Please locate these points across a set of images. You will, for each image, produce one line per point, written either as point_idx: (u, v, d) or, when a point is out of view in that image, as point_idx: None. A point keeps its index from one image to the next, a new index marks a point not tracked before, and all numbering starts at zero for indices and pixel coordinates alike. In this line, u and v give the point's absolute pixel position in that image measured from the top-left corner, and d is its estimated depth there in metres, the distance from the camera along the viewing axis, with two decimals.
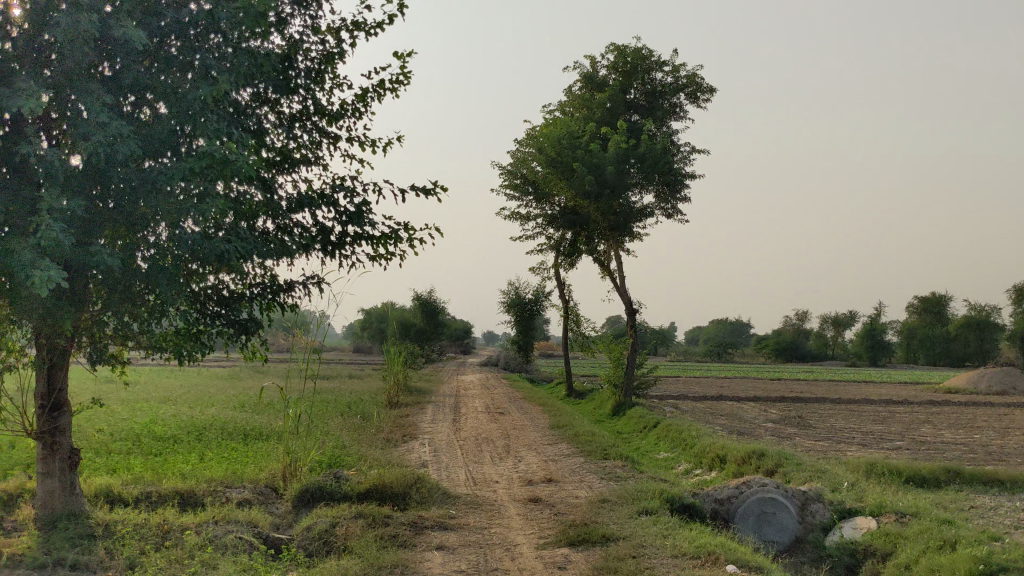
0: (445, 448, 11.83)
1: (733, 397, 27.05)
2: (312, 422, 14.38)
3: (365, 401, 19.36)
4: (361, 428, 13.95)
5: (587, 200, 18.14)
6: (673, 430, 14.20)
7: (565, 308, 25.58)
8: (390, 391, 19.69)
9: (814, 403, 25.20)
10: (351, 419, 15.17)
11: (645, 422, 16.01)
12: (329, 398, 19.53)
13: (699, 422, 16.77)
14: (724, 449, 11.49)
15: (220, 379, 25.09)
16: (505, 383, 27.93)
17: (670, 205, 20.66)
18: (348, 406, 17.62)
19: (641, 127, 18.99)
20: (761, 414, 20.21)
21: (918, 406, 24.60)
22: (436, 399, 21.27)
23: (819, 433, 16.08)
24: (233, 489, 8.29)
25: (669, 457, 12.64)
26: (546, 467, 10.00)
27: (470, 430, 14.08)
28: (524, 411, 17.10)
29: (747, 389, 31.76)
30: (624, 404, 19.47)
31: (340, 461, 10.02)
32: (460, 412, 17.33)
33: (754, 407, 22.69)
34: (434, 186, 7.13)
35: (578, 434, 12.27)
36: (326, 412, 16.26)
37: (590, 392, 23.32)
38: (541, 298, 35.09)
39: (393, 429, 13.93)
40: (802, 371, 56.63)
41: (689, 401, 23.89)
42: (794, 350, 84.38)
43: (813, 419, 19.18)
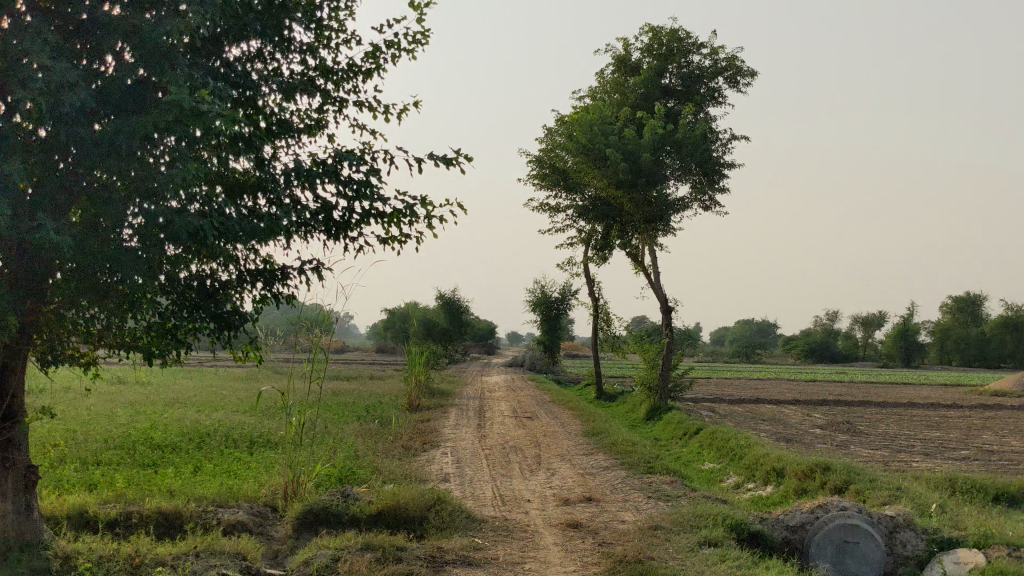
0: (470, 457, 10.73)
1: (771, 399, 25.76)
2: (324, 428, 13.35)
3: (383, 405, 18.31)
4: (378, 435, 12.89)
5: (621, 190, 16.96)
6: (717, 437, 13.02)
7: (594, 306, 24.43)
8: (410, 394, 18.62)
9: (858, 406, 23.90)
10: (367, 425, 14.11)
11: (685, 428, 14.84)
12: (347, 402, 18.51)
13: (743, 428, 15.58)
14: (780, 461, 10.31)
15: (236, 380, 24.17)
16: (531, 384, 26.80)
17: (707, 197, 19.41)
18: (366, 410, 16.57)
19: (678, 113, 17.78)
20: (806, 419, 18.96)
21: (969, 410, 23.20)
22: (459, 402, 20.19)
23: (874, 441, 14.82)
24: (225, 510, 7.20)
25: (715, 469, 11.47)
26: (583, 482, 8.87)
27: (496, 437, 12.99)
28: (554, 416, 15.97)
29: (784, 391, 30.47)
30: (659, 408, 18.29)
31: (350, 474, 8.94)
32: (485, 417, 16.21)
33: (796, 411, 21.42)
34: (457, 154, 6.01)
35: (615, 443, 11.12)
36: (341, 417, 15.22)
37: (621, 395, 22.16)
38: (568, 296, 33.99)
39: (412, 436, 12.87)
40: (835, 372, 55.19)
41: (725, 405, 22.64)
42: (825, 351, 82.73)
43: (863, 425, 17.89)
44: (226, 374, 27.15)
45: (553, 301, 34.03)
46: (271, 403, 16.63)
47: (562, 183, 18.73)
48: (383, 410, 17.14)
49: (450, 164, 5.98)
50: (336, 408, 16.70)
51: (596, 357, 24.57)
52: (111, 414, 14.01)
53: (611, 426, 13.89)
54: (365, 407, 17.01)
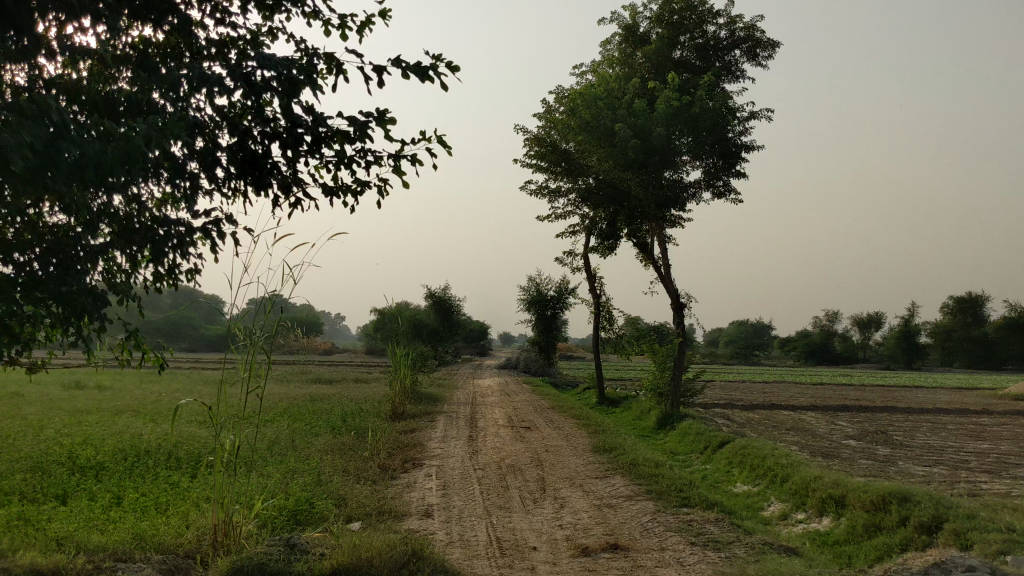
0: (459, 482, 8.85)
1: (784, 405, 23.94)
2: (290, 443, 11.47)
3: (365, 413, 16.45)
4: (351, 449, 11.04)
5: (630, 171, 15.08)
6: (747, 451, 11.20)
7: (595, 304, 22.57)
8: (395, 400, 16.78)
9: (881, 412, 22.16)
10: (342, 437, 12.24)
11: (707, 440, 13.00)
12: (325, 410, 16.63)
13: (769, 440, 13.79)
14: (838, 487, 8.47)
15: (206, 385, 22.27)
16: (527, 388, 24.95)
17: (722, 183, 17.55)
18: (344, 419, 14.69)
19: (692, 88, 15.89)
20: (833, 428, 17.11)
21: (1004, 417, 21.37)
22: (449, 408, 18.33)
23: (922, 456, 13.00)
24: (125, 567, 5.28)
25: (753, 495, 9.61)
26: (602, 519, 7.01)
27: (491, 451, 11.18)
28: (557, 426, 14.13)
29: (795, 395, 28.79)
30: (672, 415, 16.48)
31: (303, 508, 7.06)
32: (478, 427, 14.36)
33: (818, 418, 19.59)
34: (430, 58, 4.10)
35: (635, 463, 9.25)
36: (313, 428, 13.33)
37: (625, 401, 20.36)
38: (565, 293, 32.28)
39: (391, 451, 11.05)
40: (837, 374, 53.61)
41: (739, 411, 20.79)
42: (824, 352, 81.19)
43: (898, 435, 16.05)
44: (200, 377, 25.25)
45: (549, 300, 32.23)
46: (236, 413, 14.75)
47: (564, 165, 16.81)
48: (365, 419, 15.27)
49: (422, 76, 4.11)
50: (310, 417, 14.82)
51: (598, 360, 22.69)
52: (43, 426, 12.11)
53: (623, 438, 12.10)
54: (344, 416, 15.13)
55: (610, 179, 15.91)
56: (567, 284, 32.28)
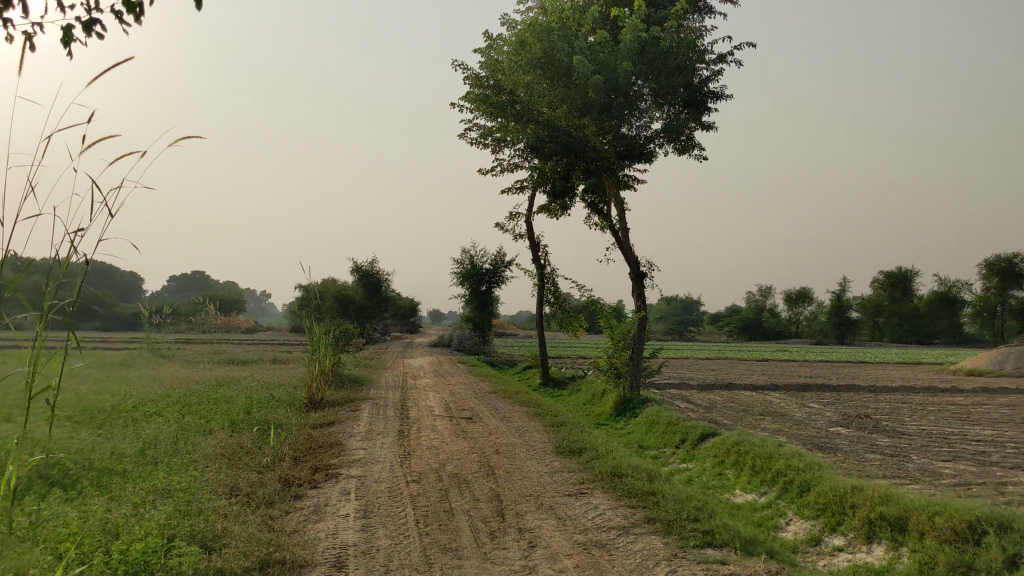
0: (386, 505, 6.56)
1: (740, 384, 22.09)
2: (171, 447, 9.02)
3: (275, 400, 14.04)
4: (247, 453, 8.67)
5: (588, 116, 13.02)
6: (743, 450, 9.13)
7: (539, 276, 20.36)
8: (312, 384, 14.42)
9: (845, 392, 20.49)
10: (239, 436, 9.84)
11: (683, 432, 10.97)
12: (229, 398, 14.16)
13: (750, 430, 11.82)
14: (891, 505, 6.43)
15: (93, 370, 19.53)
16: (462, 368, 22.65)
17: (686, 138, 15.40)
18: (246, 411, 12.29)
19: (658, 20, 13.61)
20: (810, 412, 15.25)
21: (979, 396, 19.79)
22: (374, 393, 16.03)
23: (931, 449, 11.12)
24: None
25: (766, 511, 7.54)
26: (598, 570, 4.82)
27: (424, 452, 8.95)
28: (503, 415, 11.95)
29: (745, 373, 27.10)
30: (632, 399, 14.45)
31: (147, 566, 4.68)
32: (409, 417, 12.10)
33: (786, 401, 17.75)
34: None
35: (620, 474, 7.07)
36: (207, 424, 10.91)
37: (571, 383, 18.29)
38: (501, 265, 30.10)
39: (300, 454, 8.72)
40: (773, 350, 52.30)
41: (698, 392, 18.86)
42: (756, 327, 80.56)
43: (885, 421, 14.24)
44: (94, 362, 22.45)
45: (485, 273, 29.98)
46: (114, 405, 12.23)
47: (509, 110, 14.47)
48: (275, 410, 12.90)
49: None
50: (206, 408, 12.37)
51: (542, 338, 20.51)
52: None
53: (586, 432, 9.98)
54: (248, 407, 12.74)
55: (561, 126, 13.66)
56: (504, 257, 30.07)
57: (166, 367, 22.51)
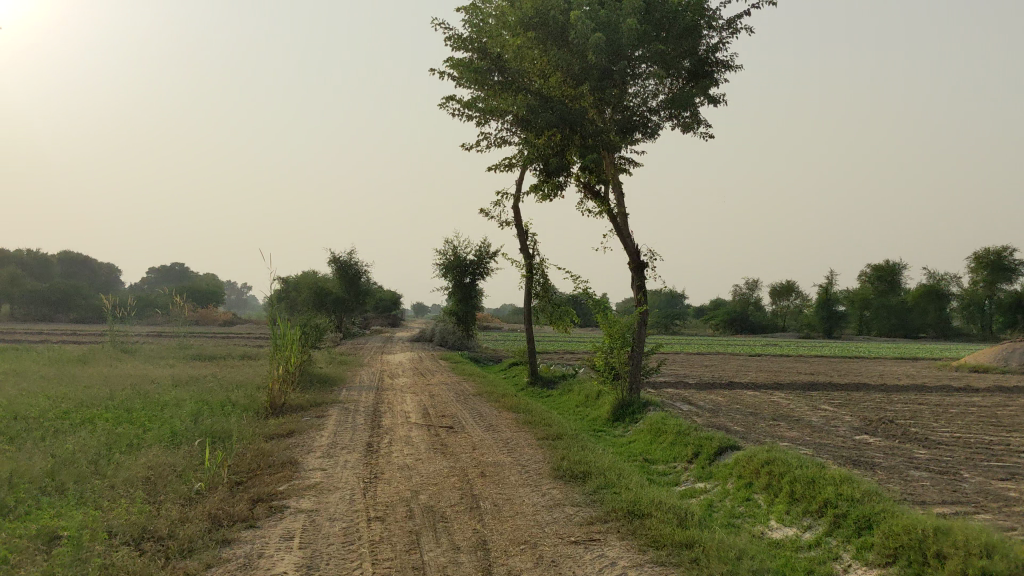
0: (338, 558, 5.02)
1: (741, 382, 20.67)
2: (86, 468, 7.43)
3: (232, 405, 12.47)
4: (175, 479, 7.10)
5: (586, 84, 11.55)
6: (775, 471, 7.65)
7: (527, 267, 18.82)
8: (274, 386, 12.84)
9: (854, 391, 19.09)
10: (174, 453, 8.26)
11: (698, 445, 9.49)
12: (179, 401, 12.57)
13: (771, 441, 10.36)
14: (996, 559, 4.96)
15: (39, 369, 17.86)
16: (443, 365, 21.11)
17: (689, 114, 13.98)
18: (194, 418, 10.71)
19: None
20: (826, 416, 13.81)
21: (996, 396, 18.46)
22: (345, 395, 14.49)
23: (979, 463, 9.70)
24: None
25: (815, 553, 6.05)
26: None
27: (395, 475, 7.41)
28: (488, 423, 10.43)
29: (742, 370, 25.71)
30: (633, 403, 12.93)
31: None
32: (380, 425, 10.57)
33: (794, 402, 16.32)
34: None
35: (639, 513, 5.56)
36: (142, 436, 9.32)
37: (562, 383, 16.79)
38: (485, 255, 28.59)
39: (243, 480, 7.17)
40: (764, 344, 50.81)
41: (698, 392, 17.42)
42: (743, 321, 79.30)
43: (911, 427, 12.83)
44: (45, 360, 20.74)
45: (468, 264, 28.47)
46: (41, 411, 10.61)
47: (496, 79, 12.88)
48: (229, 416, 11.32)
49: None
50: (147, 416, 10.77)
51: (529, 333, 18.97)
52: None
53: (587, 447, 8.48)
54: (196, 412, 11.14)
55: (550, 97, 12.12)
56: (489, 247, 28.56)
57: (124, 364, 20.81)
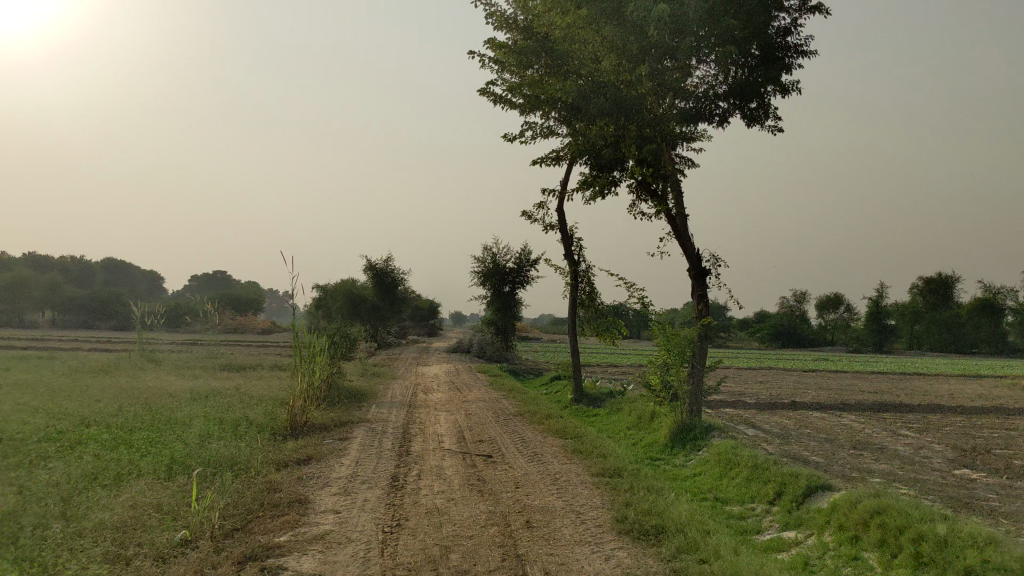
0: None
1: (803, 402, 19.08)
2: (52, 507, 6.18)
3: (248, 424, 11.23)
4: (153, 525, 5.83)
5: (645, 66, 10.20)
6: (889, 525, 6.20)
7: (573, 274, 17.47)
8: (294, 404, 11.58)
9: (930, 413, 17.43)
10: (165, 488, 6.99)
11: (781, 487, 8.03)
12: (189, 419, 11.36)
13: (864, 480, 8.87)
14: None
15: (54, 379, 16.82)
16: (482, 379, 19.81)
17: (757, 106, 12.56)
18: (200, 440, 9.46)
19: None
20: (913, 445, 12.26)
21: None
22: (374, 413, 13.21)
23: None
24: None
25: None
26: None
27: (420, 522, 6.07)
28: (533, 451, 9.08)
29: (798, 388, 24.07)
30: (695, 428, 11.46)
31: None
32: (409, 451, 9.26)
33: (869, 425, 14.74)
34: None
35: None
36: (136, 463, 8.09)
37: (611, 401, 15.37)
38: (526, 262, 27.28)
39: (237, 529, 5.88)
40: (814, 358, 48.86)
41: (760, 414, 15.91)
42: (790, 334, 77.11)
43: (1015, 460, 11.27)
44: (63, 370, 19.72)
45: (508, 272, 27.21)
46: (31, 430, 9.44)
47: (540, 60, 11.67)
48: (241, 437, 10.07)
49: None
50: (148, 437, 9.54)
51: (575, 346, 17.57)
52: None
53: (650, 486, 7.10)
54: (205, 434, 9.91)
55: (600, 81, 10.76)
56: (530, 254, 27.25)
57: (146, 374, 19.74)
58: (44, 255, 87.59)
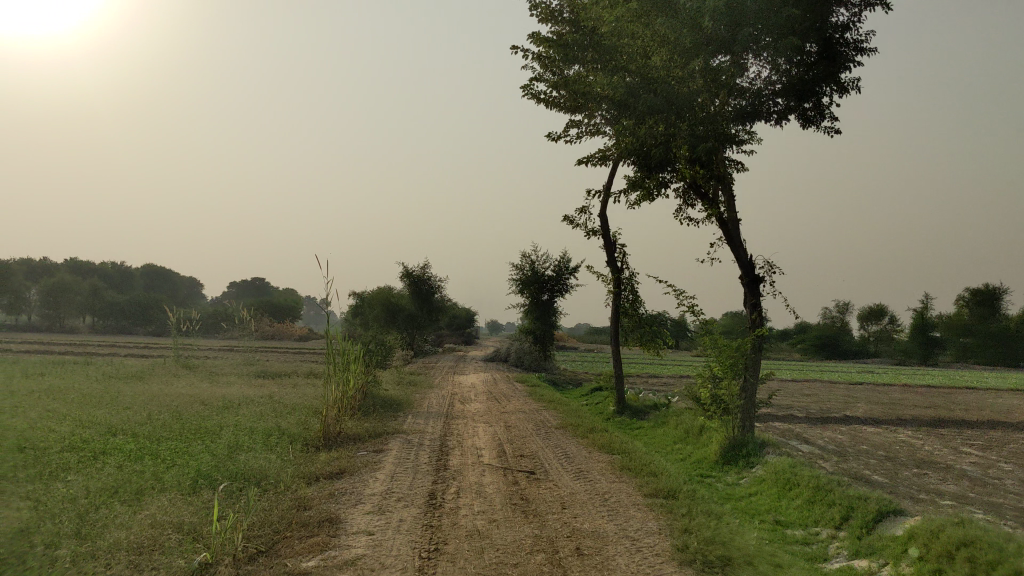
0: None
1: (855, 417, 18.32)
2: (66, 524, 5.78)
3: (279, 434, 10.82)
4: (171, 548, 5.38)
5: (698, 61, 9.66)
6: (979, 558, 5.58)
7: (616, 282, 16.92)
8: (328, 414, 11.15)
9: (992, 430, 16.59)
10: (189, 504, 6.57)
11: (848, 511, 7.42)
12: (220, 428, 10.97)
13: (936, 504, 8.21)
14: None
15: (88, 386, 16.59)
16: (521, 390, 19.29)
17: (812, 107, 11.95)
18: (229, 451, 9.05)
19: None
20: (980, 464, 11.52)
21: None
22: (409, 424, 12.75)
23: None
24: None
25: None
26: None
27: (459, 547, 5.56)
28: (578, 467, 8.55)
29: (848, 401, 23.24)
30: (747, 444, 10.85)
31: None
32: (447, 466, 8.77)
33: (930, 443, 13.99)
34: None
35: None
36: (160, 475, 7.68)
37: (656, 414, 14.78)
38: (565, 269, 26.77)
39: (261, 552, 5.41)
40: (858, 371, 47.69)
41: (812, 428, 15.22)
42: (832, 346, 75.70)
43: None
44: (98, 376, 19.52)
45: (547, 280, 26.71)
46: (55, 439, 9.09)
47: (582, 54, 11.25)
48: (271, 448, 9.65)
49: None
50: (175, 448, 9.15)
51: (617, 356, 17.01)
52: None
53: (709, 509, 6.53)
54: (234, 445, 9.49)
55: (649, 79, 10.20)
56: (569, 262, 26.72)
57: (180, 381, 19.48)
58: (87, 262, 88.64)
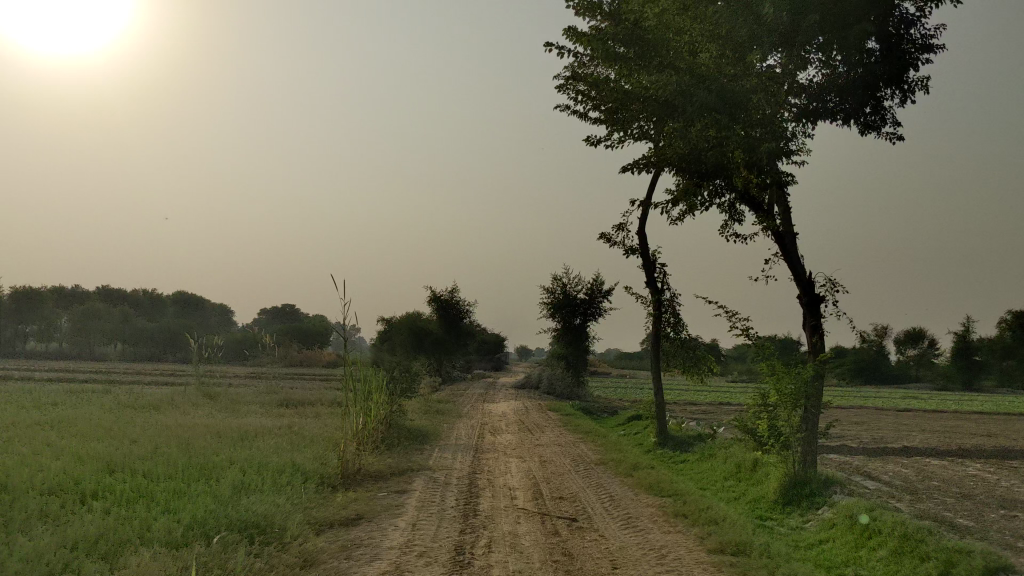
0: None
1: (915, 448, 17.03)
2: None
3: (292, 470, 9.84)
4: None
5: (757, 54, 8.65)
6: None
7: (655, 303, 15.86)
8: (345, 448, 10.16)
9: None
10: (175, 562, 5.59)
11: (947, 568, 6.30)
12: (228, 464, 10.02)
13: None
14: None
15: (101, 416, 15.78)
16: (555, 419, 18.24)
17: (874, 112, 10.88)
18: (232, 492, 8.08)
19: None
20: None
21: None
22: (435, 458, 11.73)
23: None
24: None
25: None
26: None
27: None
28: (626, 513, 7.49)
29: (901, 430, 21.89)
30: (811, 484, 9.69)
31: None
32: (475, 510, 7.74)
33: (1006, 478, 12.71)
34: None
35: None
36: (148, 524, 6.71)
37: (702, 447, 13.62)
38: (598, 292, 25.73)
39: None
40: (902, 396, 46.04)
41: (872, 462, 14.00)
42: (871, 370, 73.81)
43: None
44: (114, 405, 18.72)
45: (579, 303, 25.66)
46: (42, 479, 8.17)
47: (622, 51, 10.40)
48: (281, 488, 8.68)
49: None
50: (172, 488, 8.20)
51: (658, 383, 15.92)
52: None
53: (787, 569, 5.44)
54: (240, 485, 8.53)
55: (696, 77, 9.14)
56: (602, 284, 25.68)
57: (198, 411, 18.64)
58: (118, 290, 88.85)
